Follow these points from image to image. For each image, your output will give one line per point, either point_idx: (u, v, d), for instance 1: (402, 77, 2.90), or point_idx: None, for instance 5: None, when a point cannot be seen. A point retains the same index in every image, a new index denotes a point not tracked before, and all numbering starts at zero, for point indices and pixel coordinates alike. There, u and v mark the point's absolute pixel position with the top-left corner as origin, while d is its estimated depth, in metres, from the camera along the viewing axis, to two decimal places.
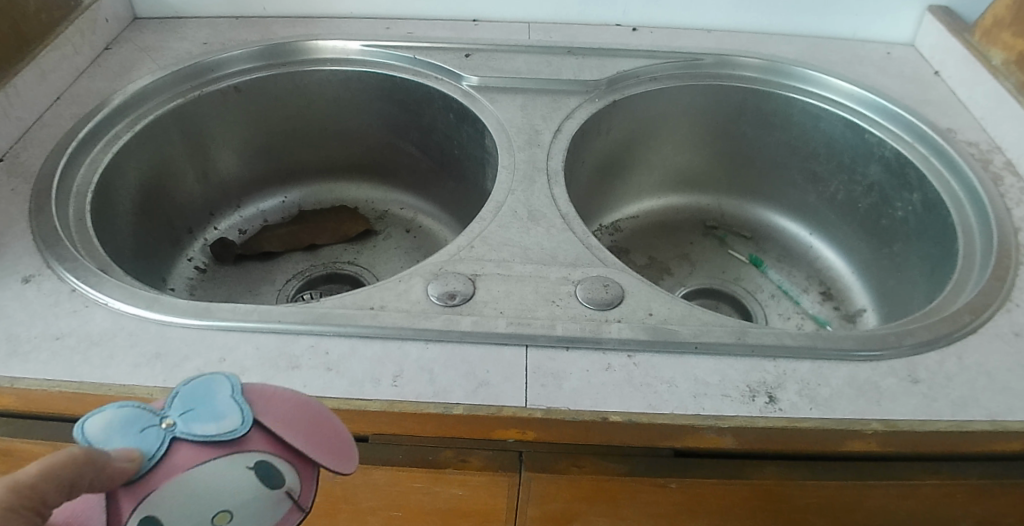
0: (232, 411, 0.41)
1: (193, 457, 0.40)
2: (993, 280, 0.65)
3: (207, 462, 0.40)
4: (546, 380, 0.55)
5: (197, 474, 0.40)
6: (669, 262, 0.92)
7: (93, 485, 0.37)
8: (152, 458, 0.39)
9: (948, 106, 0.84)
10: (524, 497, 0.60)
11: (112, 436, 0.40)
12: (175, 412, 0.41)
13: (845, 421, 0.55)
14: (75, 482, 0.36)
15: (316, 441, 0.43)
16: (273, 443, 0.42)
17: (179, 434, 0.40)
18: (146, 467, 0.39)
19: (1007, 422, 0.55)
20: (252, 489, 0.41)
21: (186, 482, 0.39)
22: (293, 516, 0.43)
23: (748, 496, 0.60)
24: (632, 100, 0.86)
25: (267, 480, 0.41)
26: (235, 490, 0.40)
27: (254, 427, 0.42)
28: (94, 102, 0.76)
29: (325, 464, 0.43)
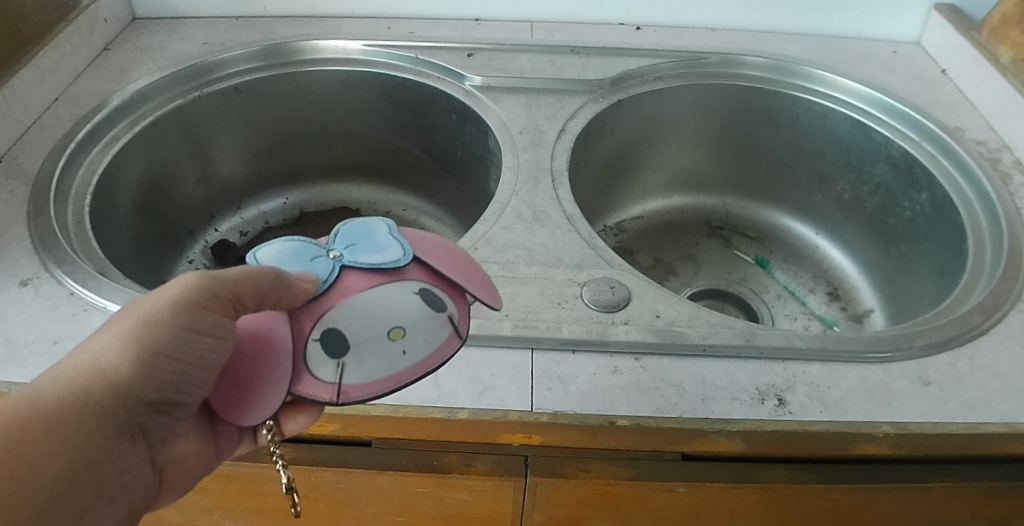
0: (393, 243, 0.44)
1: (363, 281, 0.42)
2: (1004, 280, 0.64)
3: (376, 286, 0.42)
4: (552, 384, 0.54)
5: (369, 291, 0.41)
6: (674, 262, 0.91)
7: (284, 299, 0.41)
8: (326, 280, 0.42)
9: (956, 105, 0.84)
10: (529, 502, 0.59)
11: (288, 265, 0.43)
12: (340, 245, 0.44)
13: (857, 424, 0.54)
14: (264, 294, 0.41)
15: (466, 271, 0.45)
16: (430, 273, 0.44)
17: (347, 262, 0.43)
18: (322, 288, 0.42)
19: (1021, 425, 0.54)
20: (421, 308, 0.42)
21: (359, 302, 0.41)
22: (454, 342, 0.44)
23: (757, 500, 0.59)
24: (636, 99, 0.85)
25: (429, 302, 0.43)
26: (406, 305, 0.42)
27: (414, 259, 0.44)
28: (92, 103, 0.76)
29: (477, 294, 0.45)
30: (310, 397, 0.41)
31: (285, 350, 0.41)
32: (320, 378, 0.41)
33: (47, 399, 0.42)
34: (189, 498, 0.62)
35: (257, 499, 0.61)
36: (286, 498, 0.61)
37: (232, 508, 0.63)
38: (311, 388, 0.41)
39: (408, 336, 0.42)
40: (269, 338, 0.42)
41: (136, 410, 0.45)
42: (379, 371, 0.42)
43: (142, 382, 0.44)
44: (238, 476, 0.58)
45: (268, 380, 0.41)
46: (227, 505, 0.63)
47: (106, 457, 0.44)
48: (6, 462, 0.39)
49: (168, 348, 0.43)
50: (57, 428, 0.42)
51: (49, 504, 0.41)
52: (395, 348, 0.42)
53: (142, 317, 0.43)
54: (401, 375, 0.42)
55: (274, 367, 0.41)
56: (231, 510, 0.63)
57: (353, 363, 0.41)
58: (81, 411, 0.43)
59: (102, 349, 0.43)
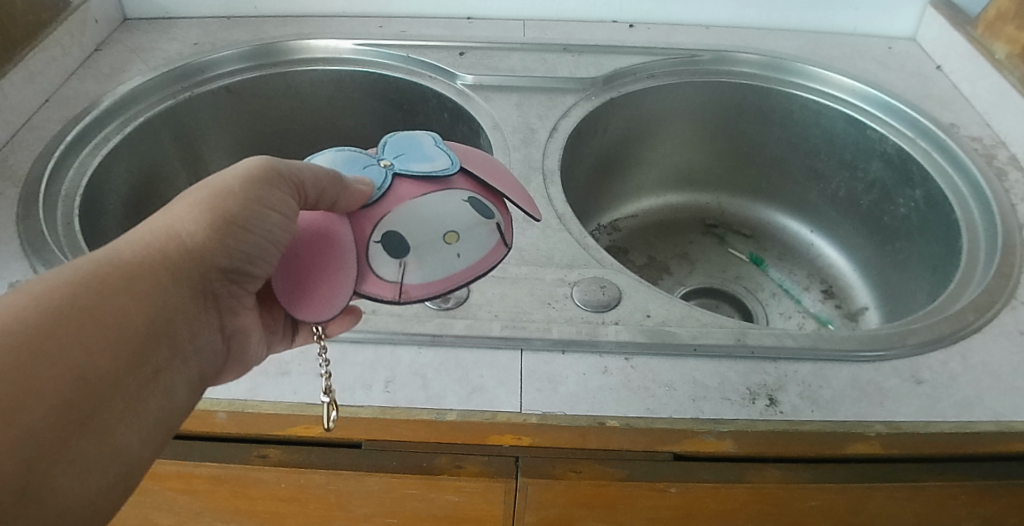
0: (440, 154, 0.46)
1: (416, 189, 0.44)
2: (997, 278, 0.64)
3: (428, 192, 0.44)
4: (541, 384, 0.53)
5: (422, 198, 0.44)
6: (669, 261, 0.91)
7: (342, 198, 0.42)
8: (380, 186, 0.44)
9: (950, 101, 0.83)
10: (520, 503, 0.59)
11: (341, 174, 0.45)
12: (390, 155, 0.46)
13: (848, 423, 0.53)
14: (324, 190, 0.42)
15: (506, 185, 0.48)
16: (475, 184, 0.46)
17: (398, 170, 0.45)
18: (378, 194, 0.43)
19: (1014, 423, 0.54)
20: (472, 215, 0.45)
21: (414, 206, 0.43)
22: (500, 251, 0.46)
23: (749, 500, 0.59)
24: (629, 97, 0.84)
25: (479, 209, 0.45)
26: (459, 211, 0.44)
27: (460, 171, 0.46)
28: (83, 104, 0.75)
29: (520, 203, 0.47)
30: (372, 295, 0.43)
31: (348, 248, 0.43)
32: (382, 276, 0.43)
33: (124, 258, 0.41)
34: (180, 500, 0.62)
35: (248, 501, 0.61)
36: (277, 500, 0.61)
37: (223, 510, 0.63)
38: (373, 286, 0.43)
39: (463, 239, 0.44)
40: (327, 236, 0.43)
41: (211, 277, 0.44)
42: (438, 272, 0.43)
43: (218, 247, 0.43)
44: (228, 479, 0.58)
45: (332, 275, 0.42)
46: (218, 507, 0.62)
47: (183, 319, 0.43)
48: (89, 305, 0.38)
49: (239, 218, 0.43)
50: (137, 283, 0.40)
51: (132, 355, 0.40)
52: (451, 250, 0.44)
53: (214, 188, 0.43)
54: (457, 278, 0.44)
55: (337, 261, 0.42)
56: (222, 512, 0.63)
57: (413, 263, 0.43)
58: (158, 271, 0.41)
59: (177, 216, 0.43)
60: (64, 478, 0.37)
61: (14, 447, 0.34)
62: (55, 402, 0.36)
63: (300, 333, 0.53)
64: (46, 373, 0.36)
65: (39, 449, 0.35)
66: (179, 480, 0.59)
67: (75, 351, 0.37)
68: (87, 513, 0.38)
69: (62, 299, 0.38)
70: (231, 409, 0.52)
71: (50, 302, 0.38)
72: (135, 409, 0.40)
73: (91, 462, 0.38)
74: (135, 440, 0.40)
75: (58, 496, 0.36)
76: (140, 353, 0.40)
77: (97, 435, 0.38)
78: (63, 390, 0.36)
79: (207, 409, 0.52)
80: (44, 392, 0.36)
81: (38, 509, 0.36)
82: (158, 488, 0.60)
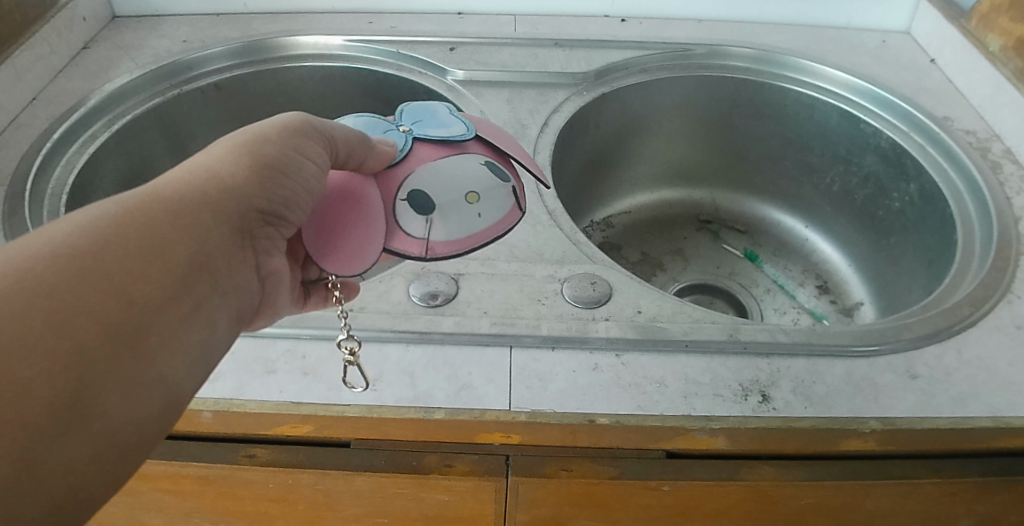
0: (456, 122, 0.48)
1: (434, 151, 0.46)
2: (993, 272, 0.63)
3: (447, 155, 0.46)
4: (531, 382, 0.53)
5: (440, 160, 0.46)
6: (662, 257, 0.90)
7: (368, 158, 0.45)
8: (401, 149, 0.46)
9: (945, 94, 0.82)
10: (512, 501, 0.58)
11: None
12: (408, 122, 0.48)
13: (842, 420, 0.53)
14: (354, 149, 0.44)
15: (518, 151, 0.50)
16: (490, 149, 0.48)
17: (416, 134, 0.47)
18: (399, 157, 0.45)
19: (1010, 418, 0.53)
20: (490, 177, 0.47)
21: (435, 167, 0.45)
22: (516, 215, 0.48)
23: (744, 498, 0.58)
24: (621, 92, 0.84)
25: (496, 172, 0.47)
26: (477, 173, 0.46)
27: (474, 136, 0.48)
28: (70, 101, 0.75)
29: (533, 168, 0.50)
30: (401, 251, 0.45)
31: (375, 206, 0.45)
32: (410, 232, 0.44)
33: (163, 192, 0.39)
34: (169, 500, 0.61)
35: (237, 501, 0.60)
36: (266, 500, 0.60)
37: (212, 511, 0.62)
38: (402, 242, 0.44)
39: (483, 200, 0.46)
40: (355, 194, 0.45)
41: (250, 219, 0.42)
42: (461, 231, 0.45)
43: (257, 189, 0.42)
44: (216, 479, 0.57)
45: (362, 230, 0.44)
46: (207, 508, 0.62)
47: (223, 257, 0.41)
48: (134, 231, 0.37)
49: (279, 163, 0.43)
50: (178, 216, 0.39)
51: (174, 285, 0.38)
52: (473, 209, 0.46)
53: (252, 136, 0.43)
54: (479, 238, 0.46)
55: (367, 217, 0.44)
56: (211, 513, 0.62)
57: (438, 221, 0.45)
58: (197, 205, 0.40)
59: (215, 158, 0.42)
60: (109, 406, 0.34)
61: (54, 375, 0.32)
62: (99, 327, 0.34)
63: (311, 299, 0.54)
64: (87, 296, 0.34)
65: (84, 375, 0.33)
66: (167, 481, 0.58)
67: (119, 276, 0.35)
68: (129, 450, 0.36)
69: (103, 226, 0.36)
70: (216, 407, 0.51)
71: (94, 227, 0.36)
72: (178, 339, 0.38)
73: (138, 394, 0.35)
74: (180, 372, 0.38)
75: (99, 427, 0.34)
76: (183, 283, 0.38)
77: (139, 367, 0.35)
78: (107, 314, 0.34)
79: (193, 408, 0.51)
80: (88, 316, 0.34)
81: (82, 439, 0.33)
82: (146, 489, 0.59)
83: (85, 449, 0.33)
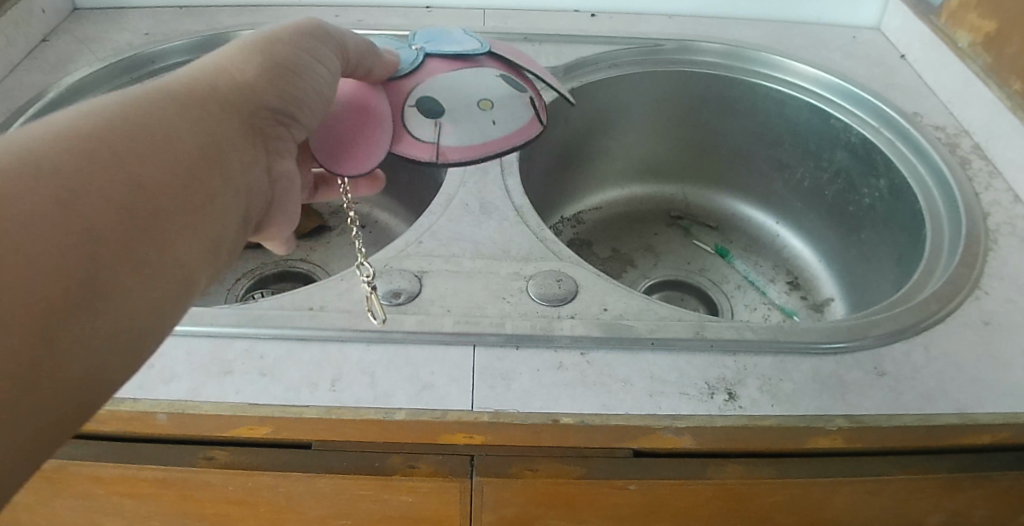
0: (470, 39, 0.50)
1: (446, 66, 0.48)
2: (960, 267, 0.63)
3: (460, 68, 0.48)
4: (494, 381, 0.52)
5: (454, 71, 0.48)
6: (633, 253, 0.90)
7: (376, 66, 0.46)
8: (412, 64, 0.48)
9: (915, 91, 0.83)
10: (478, 502, 0.57)
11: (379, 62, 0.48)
12: (421, 40, 0.50)
13: (808, 418, 0.52)
14: (362, 57, 0.45)
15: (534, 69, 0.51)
16: (502, 65, 0.50)
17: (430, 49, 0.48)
18: (410, 70, 0.47)
19: (977, 415, 0.53)
20: (504, 87, 0.48)
21: (446, 84, 0.47)
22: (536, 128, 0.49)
23: (712, 497, 0.58)
24: (591, 87, 0.83)
25: (508, 83, 0.49)
26: (490, 83, 0.48)
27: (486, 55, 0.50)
28: (27, 95, 0.73)
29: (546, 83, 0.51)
30: (412, 154, 0.46)
31: (385, 112, 0.46)
32: (421, 136, 0.46)
33: (173, 82, 0.37)
34: (127, 504, 0.59)
35: (197, 504, 0.59)
36: (227, 503, 0.59)
37: (172, 514, 0.61)
38: (411, 146, 0.46)
39: (495, 107, 0.47)
40: (365, 92, 0.46)
41: (262, 117, 0.41)
42: (474, 137, 0.47)
43: (269, 86, 0.41)
44: (175, 482, 0.56)
45: (373, 131, 0.45)
46: (167, 511, 0.60)
47: (237, 149, 0.39)
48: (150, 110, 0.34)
49: (289, 65, 0.42)
50: (190, 102, 0.37)
51: (193, 167, 0.35)
52: (486, 116, 0.47)
53: (263, 37, 0.42)
54: (494, 146, 0.47)
55: (373, 117, 0.45)
56: (171, 516, 0.61)
57: (449, 126, 0.46)
58: (209, 97, 0.38)
59: (225, 56, 0.41)
60: (129, 285, 0.31)
61: (76, 238, 0.29)
62: (122, 193, 0.31)
63: None
64: (109, 162, 0.31)
65: (106, 245, 0.30)
66: (124, 484, 0.56)
67: (137, 155, 0.32)
68: (145, 340, 0.32)
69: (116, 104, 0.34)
70: (170, 410, 0.49)
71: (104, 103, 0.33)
72: (197, 226, 0.35)
73: (156, 273, 0.32)
74: (196, 258, 0.35)
75: (117, 306, 0.31)
76: (201, 168, 0.35)
77: (160, 243, 0.33)
78: (125, 192, 0.31)
79: (146, 411, 0.49)
80: (110, 181, 0.31)
81: (88, 334, 0.29)
82: (103, 493, 0.58)
83: (90, 349, 0.30)
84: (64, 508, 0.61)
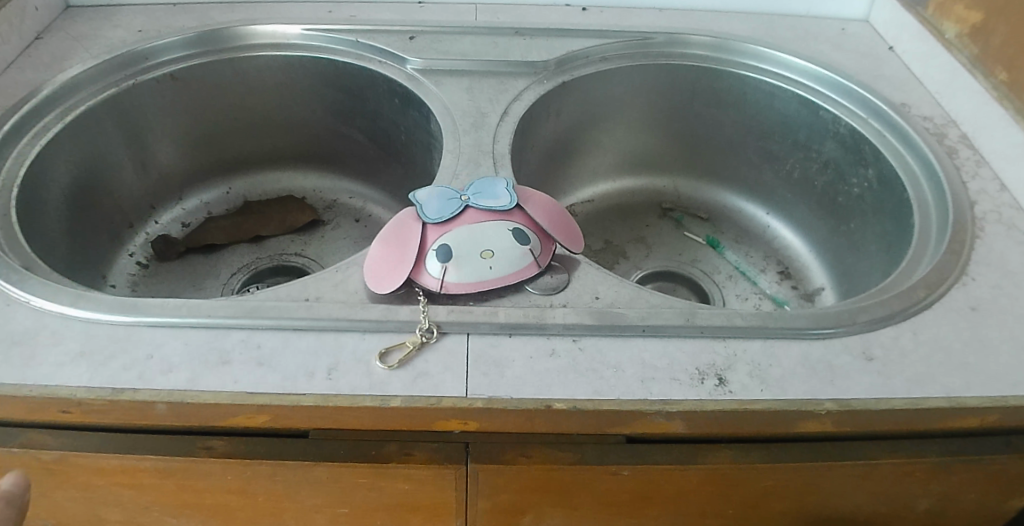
0: (505, 194, 0.61)
1: (475, 218, 0.59)
2: (947, 254, 0.64)
3: (485, 220, 0.59)
4: (488, 368, 0.53)
5: (480, 227, 0.59)
6: (625, 245, 0.91)
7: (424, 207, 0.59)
8: (453, 206, 0.60)
9: (903, 82, 0.84)
10: (472, 489, 0.58)
11: (433, 198, 0.60)
12: (469, 192, 0.61)
13: (798, 402, 0.53)
14: None
15: (560, 235, 0.62)
16: (526, 220, 0.61)
17: (472, 204, 0.60)
18: (450, 213, 0.59)
19: (964, 399, 0.54)
20: (511, 240, 0.59)
21: (469, 230, 0.58)
22: (533, 271, 0.59)
23: (703, 482, 0.59)
24: (582, 81, 0.84)
25: (519, 238, 0.59)
26: (499, 236, 0.59)
27: (518, 208, 0.61)
28: (22, 93, 0.73)
29: (560, 238, 0.61)
30: (421, 284, 0.57)
31: (414, 247, 0.58)
32: (430, 271, 0.57)
33: None
34: (127, 495, 0.60)
35: (196, 494, 0.60)
36: (225, 493, 0.60)
37: (172, 505, 0.62)
38: (423, 277, 0.57)
39: (495, 256, 0.58)
40: (408, 229, 0.59)
41: None
42: (472, 275, 0.57)
43: None
44: (174, 472, 0.57)
45: (397, 262, 0.57)
46: (167, 501, 0.61)
47: None
48: None
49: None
50: None
51: None
52: (485, 263, 0.57)
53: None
54: (488, 285, 0.57)
55: (401, 258, 0.57)
56: (170, 507, 0.62)
57: (454, 266, 0.57)
58: None
59: None
60: None
61: None
62: None
63: None
64: None
65: None
66: (123, 475, 0.57)
67: None
68: None
69: None
70: (169, 400, 0.50)
71: None
72: None
73: None
74: None
75: None
76: None
77: None
78: None
79: (146, 401, 0.50)
80: None
81: None
82: (103, 484, 0.59)
83: None
84: (64, 500, 0.61)
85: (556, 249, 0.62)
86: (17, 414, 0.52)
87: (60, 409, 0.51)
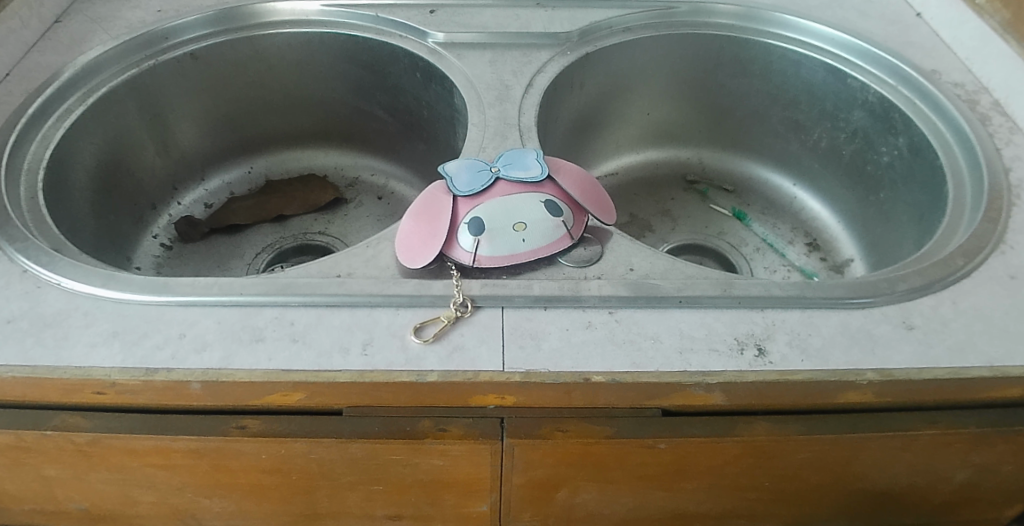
0: (536, 164, 0.60)
1: (507, 190, 0.58)
2: (985, 222, 0.63)
3: (517, 192, 0.58)
4: (523, 341, 0.52)
5: (512, 199, 0.58)
6: (650, 218, 0.90)
7: (455, 179, 0.58)
8: (484, 180, 0.58)
9: (932, 48, 0.81)
10: (507, 465, 0.58)
11: (462, 171, 0.59)
12: (500, 164, 0.60)
13: (840, 372, 0.52)
14: None
15: (592, 206, 0.61)
16: (558, 191, 0.60)
17: (502, 175, 0.59)
18: (480, 186, 0.58)
19: (1007, 368, 0.53)
20: (544, 212, 0.58)
21: (501, 202, 0.57)
22: (566, 242, 0.58)
23: (741, 454, 0.58)
24: (606, 51, 0.82)
25: (551, 209, 0.58)
26: (533, 207, 0.58)
27: (549, 180, 0.60)
28: (43, 76, 0.72)
29: (593, 210, 0.60)
30: (453, 257, 0.56)
31: (446, 221, 0.57)
32: (462, 244, 0.56)
33: None
34: (160, 476, 0.60)
35: (230, 474, 0.60)
36: (259, 472, 0.59)
37: (205, 485, 0.62)
38: (455, 250, 0.56)
39: (528, 229, 0.57)
40: (438, 203, 0.58)
41: None
42: (505, 248, 0.56)
43: None
44: (207, 452, 0.56)
45: (428, 237, 0.56)
46: (200, 482, 0.61)
47: None
48: None
49: None
50: None
51: None
52: (517, 236, 0.57)
53: None
54: (520, 258, 0.57)
55: (433, 233, 0.56)
56: (204, 487, 0.62)
57: (486, 240, 0.56)
58: None
59: None
60: None
61: None
62: None
63: None
64: None
65: None
66: (157, 456, 0.57)
67: None
68: None
69: None
70: (204, 378, 0.50)
71: None
72: None
73: None
74: None
75: None
76: None
77: None
78: None
79: (181, 380, 0.50)
80: None
81: None
82: (136, 465, 0.58)
83: None
84: (97, 482, 0.61)
85: (588, 220, 0.61)
86: (51, 396, 0.52)
87: (95, 390, 0.51)
